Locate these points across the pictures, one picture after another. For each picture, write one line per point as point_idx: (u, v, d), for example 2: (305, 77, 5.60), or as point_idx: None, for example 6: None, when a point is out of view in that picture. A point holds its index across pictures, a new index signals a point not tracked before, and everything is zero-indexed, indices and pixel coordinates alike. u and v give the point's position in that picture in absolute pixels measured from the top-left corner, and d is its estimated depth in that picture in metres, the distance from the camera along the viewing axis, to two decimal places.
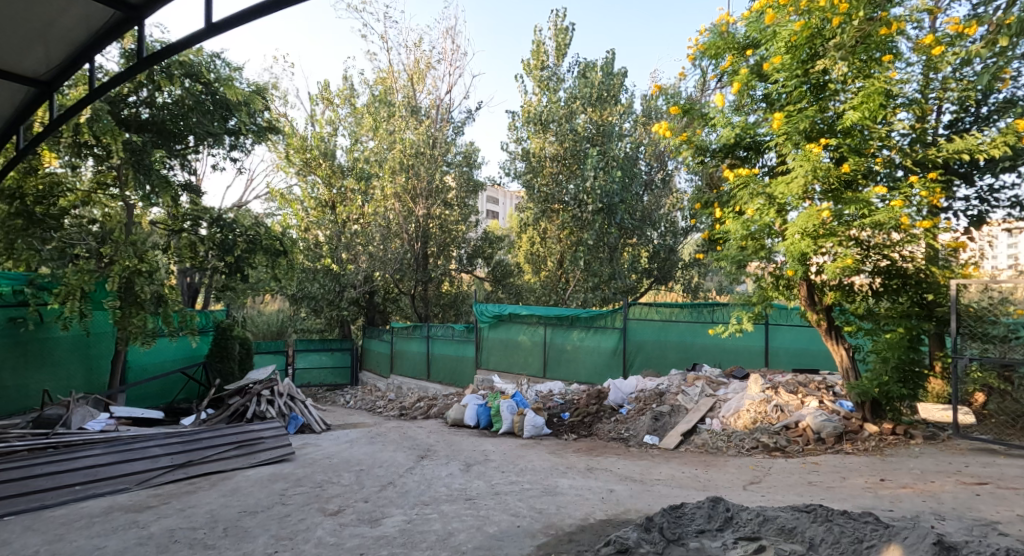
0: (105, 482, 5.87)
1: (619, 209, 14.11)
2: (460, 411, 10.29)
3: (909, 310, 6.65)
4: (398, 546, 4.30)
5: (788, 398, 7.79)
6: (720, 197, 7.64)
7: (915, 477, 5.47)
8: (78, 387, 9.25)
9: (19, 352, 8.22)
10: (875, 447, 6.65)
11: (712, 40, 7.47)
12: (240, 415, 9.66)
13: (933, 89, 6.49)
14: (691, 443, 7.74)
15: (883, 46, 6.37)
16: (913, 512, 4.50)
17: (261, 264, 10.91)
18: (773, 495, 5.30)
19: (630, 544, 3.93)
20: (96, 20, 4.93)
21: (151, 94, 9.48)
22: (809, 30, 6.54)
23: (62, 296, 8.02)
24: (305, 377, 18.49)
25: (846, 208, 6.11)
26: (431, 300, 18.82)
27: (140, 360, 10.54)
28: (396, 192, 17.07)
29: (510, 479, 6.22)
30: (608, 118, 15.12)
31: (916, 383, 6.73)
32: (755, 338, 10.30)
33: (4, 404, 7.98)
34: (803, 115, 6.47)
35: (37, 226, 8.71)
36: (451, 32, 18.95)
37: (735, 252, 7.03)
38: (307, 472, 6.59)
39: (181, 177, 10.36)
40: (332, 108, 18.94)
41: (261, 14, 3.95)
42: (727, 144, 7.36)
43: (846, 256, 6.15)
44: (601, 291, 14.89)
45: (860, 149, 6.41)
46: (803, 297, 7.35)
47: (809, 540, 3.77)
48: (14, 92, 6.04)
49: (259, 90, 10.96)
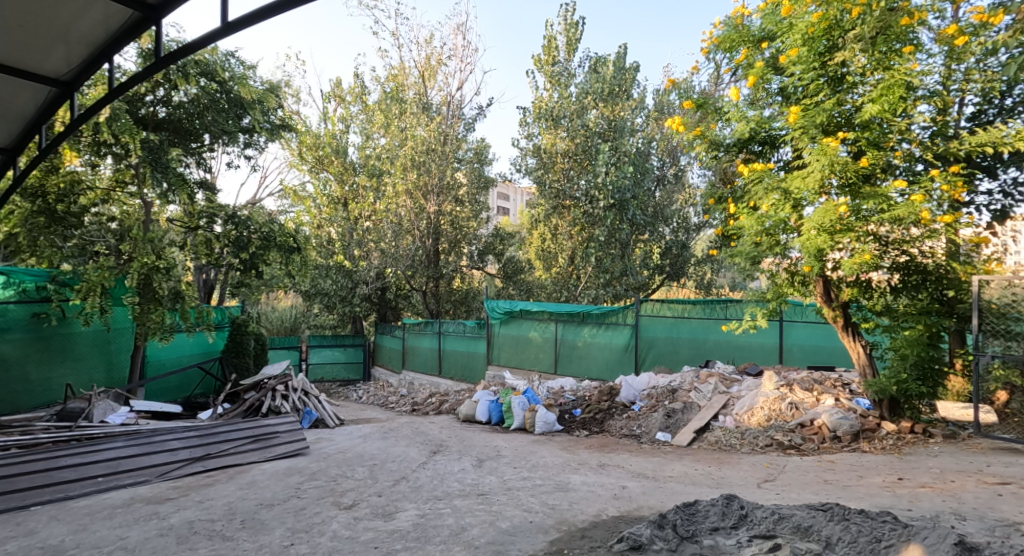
0: (127, 474, 5.93)
1: (631, 204, 14.08)
2: (472, 407, 10.30)
3: (929, 307, 6.54)
4: (413, 540, 4.31)
5: (804, 395, 7.72)
6: (734, 193, 7.59)
7: (936, 477, 5.37)
8: (98, 381, 9.34)
9: (43, 346, 8.30)
10: (893, 446, 6.57)
11: (727, 33, 7.39)
12: (256, 410, 9.69)
13: (955, 80, 6.35)
14: (704, 440, 7.70)
15: (904, 36, 6.23)
16: (933, 512, 4.42)
17: (276, 261, 11.02)
18: (788, 494, 5.24)
19: (643, 541, 3.93)
20: (115, 20, 4.95)
21: (168, 93, 9.57)
22: (827, 22, 6.41)
23: (85, 292, 8.22)
24: (319, 372, 18.87)
25: (864, 202, 6.04)
26: (443, 297, 18.91)
27: (158, 355, 10.63)
28: (407, 189, 16.84)
29: (522, 475, 6.22)
30: (620, 113, 14.90)
31: (936, 381, 6.66)
32: (770, 335, 10.21)
33: (30, 397, 8.10)
34: (820, 109, 6.37)
35: (58, 224, 8.87)
36: (462, 28, 18.86)
37: (750, 248, 7.03)
38: (322, 466, 6.62)
39: (197, 174, 10.44)
40: (344, 105, 19.04)
41: (277, 12, 3.93)
42: (742, 138, 7.26)
43: (864, 252, 6.08)
44: (613, 287, 14.83)
45: (879, 142, 6.32)
46: (819, 293, 7.28)
47: (825, 538, 3.72)
48: (32, 93, 6.04)
49: (272, 88, 11.06)
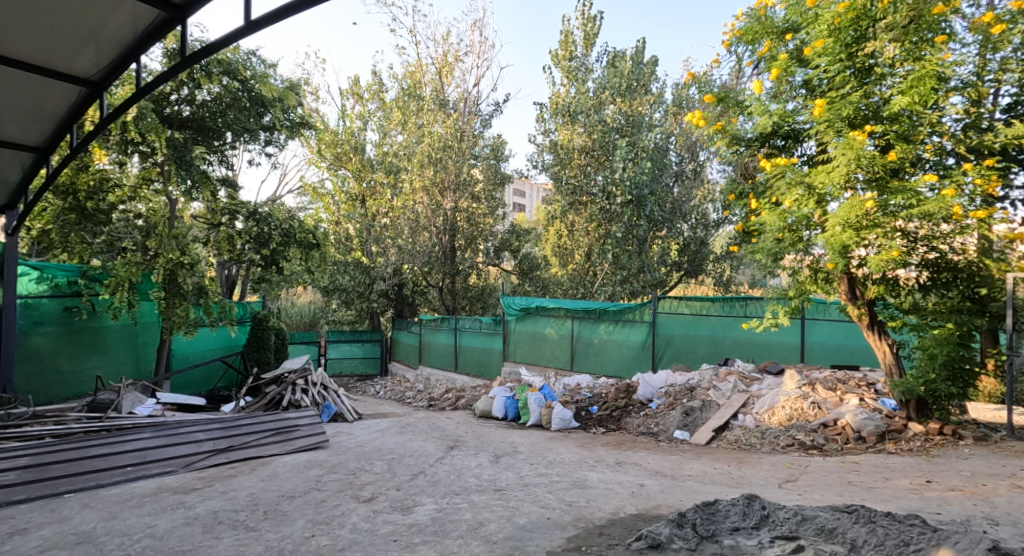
0: (154, 464, 5.99)
1: (649, 200, 13.90)
2: (488, 402, 10.27)
3: (959, 305, 6.39)
4: (431, 534, 4.30)
5: (827, 394, 7.59)
6: (755, 188, 7.41)
7: (966, 480, 5.24)
8: (127, 373, 9.50)
9: (74, 340, 8.46)
10: (920, 447, 6.43)
11: (750, 25, 7.22)
12: (277, 404, 9.82)
13: (990, 71, 6.16)
14: (724, 439, 7.58)
15: (936, 26, 6.06)
16: (963, 516, 4.31)
17: (296, 257, 11.10)
18: (811, 495, 5.13)
19: (662, 540, 3.86)
20: (142, 20, 4.97)
21: (191, 91, 9.61)
22: (855, 12, 6.24)
23: (113, 287, 8.29)
24: (337, 367, 19.12)
25: (892, 197, 5.88)
26: (459, 293, 18.94)
27: (183, 348, 10.80)
28: (424, 186, 17.01)
29: (539, 471, 6.18)
30: (638, 108, 14.84)
31: (966, 382, 6.46)
32: (791, 333, 10.05)
33: (60, 389, 8.24)
34: (846, 101, 6.20)
35: (89, 221, 9.05)
36: (479, 24, 18.80)
37: (771, 244, 6.89)
38: (341, 459, 6.65)
39: (219, 172, 10.54)
40: (362, 103, 19.08)
41: (300, 8, 3.90)
42: (764, 132, 7.12)
43: (892, 248, 5.91)
44: (630, 284, 14.68)
45: (908, 135, 6.15)
46: (843, 291, 7.09)
47: (851, 541, 3.63)
48: (66, 93, 6.11)
49: (292, 86, 11.13)
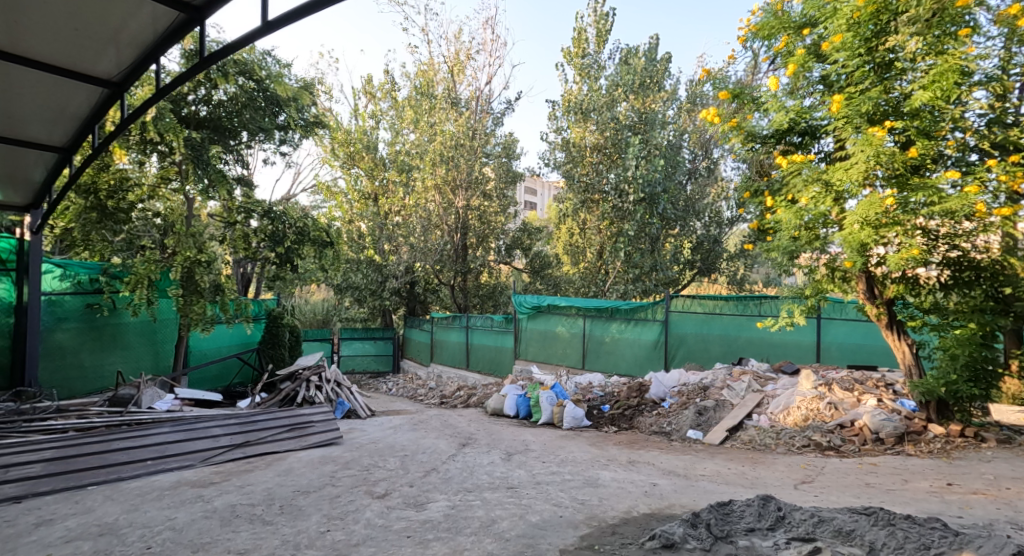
0: (173, 458, 6.03)
1: (661, 198, 13.83)
2: (500, 401, 10.26)
3: (982, 305, 6.21)
4: (444, 530, 4.29)
5: (844, 394, 7.48)
6: (771, 185, 7.32)
7: (987, 483, 5.14)
8: (146, 369, 9.59)
9: (94, 335, 8.56)
10: (940, 449, 6.34)
11: (766, 20, 7.14)
12: (291, 400, 9.91)
13: (1016, 64, 6.03)
14: (738, 439, 7.50)
15: (959, 19, 5.91)
16: (986, 520, 4.21)
17: (309, 255, 11.18)
18: (828, 496, 5.09)
19: (676, 540, 3.82)
20: (162, 22, 5.00)
21: (209, 91, 9.76)
22: (874, 6, 6.13)
23: (133, 284, 8.36)
24: (349, 364, 19.20)
25: (913, 194, 5.78)
26: (470, 291, 18.95)
27: (200, 345, 10.91)
28: (437, 184, 17.05)
29: (551, 469, 6.16)
30: (651, 105, 14.76)
31: (989, 383, 6.36)
32: (807, 332, 9.90)
33: (82, 383, 8.36)
34: (866, 97, 6.09)
35: (109, 219, 9.16)
36: (491, 23, 18.86)
37: (787, 242, 6.77)
38: (354, 455, 6.67)
39: (235, 171, 10.58)
40: (375, 102, 19.15)
41: (318, 8, 3.89)
42: (780, 129, 7.02)
43: (912, 247, 5.79)
44: (642, 282, 14.52)
45: (930, 131, 6.03)
46: (862, 291, 7.00)
47: (869, 543, 3.56)
48: (89, 95, 6.17)
49: (306, 85, 11.18)
